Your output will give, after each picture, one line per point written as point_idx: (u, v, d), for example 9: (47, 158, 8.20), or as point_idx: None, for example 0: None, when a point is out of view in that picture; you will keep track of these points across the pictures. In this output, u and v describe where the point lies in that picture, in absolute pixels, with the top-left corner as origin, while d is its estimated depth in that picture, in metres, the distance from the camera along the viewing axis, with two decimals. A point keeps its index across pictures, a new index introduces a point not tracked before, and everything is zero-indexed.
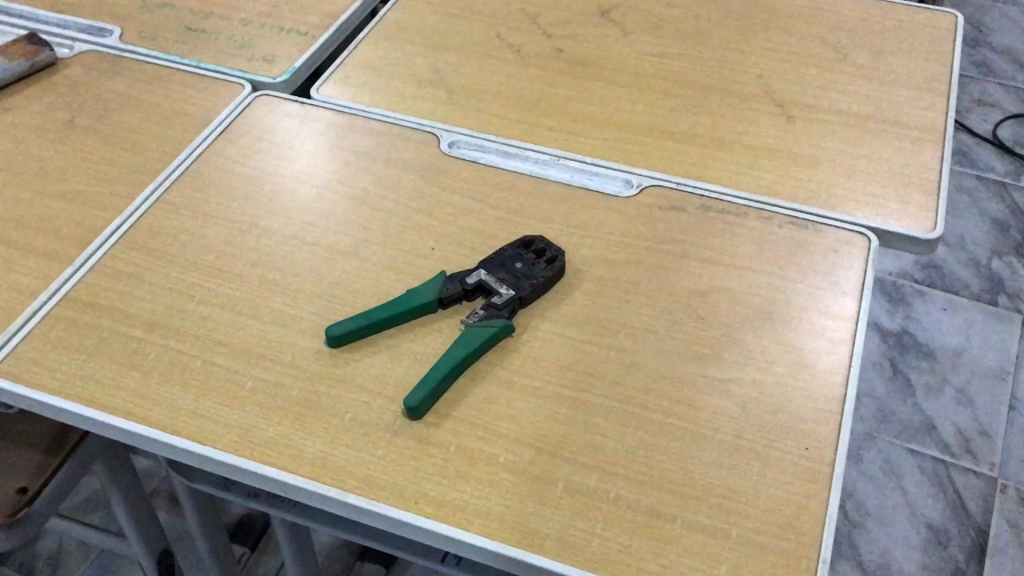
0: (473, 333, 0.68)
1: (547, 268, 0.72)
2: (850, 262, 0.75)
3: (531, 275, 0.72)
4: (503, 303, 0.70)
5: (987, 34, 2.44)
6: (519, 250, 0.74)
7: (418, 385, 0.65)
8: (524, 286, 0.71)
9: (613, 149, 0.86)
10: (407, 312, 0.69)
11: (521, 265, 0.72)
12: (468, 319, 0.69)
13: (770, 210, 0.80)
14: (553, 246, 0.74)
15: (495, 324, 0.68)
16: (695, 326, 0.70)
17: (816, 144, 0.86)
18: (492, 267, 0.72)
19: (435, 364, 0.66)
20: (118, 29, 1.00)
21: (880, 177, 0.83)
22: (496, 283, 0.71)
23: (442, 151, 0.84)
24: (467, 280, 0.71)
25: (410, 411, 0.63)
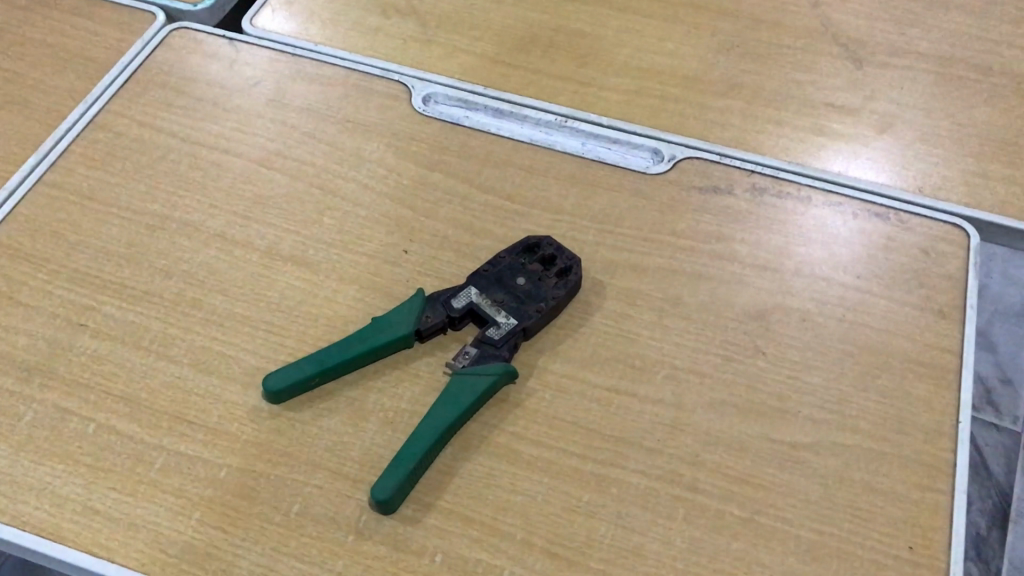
0: (464, 384, 0.51)
1: (559, 285, 0.55)
2: (946, 268, 0.58)
3: (538, 296, 0.54)
4: (502, 338, 0.52)
5: None
6: (521, 258, 0.56)
7: (391, 465, 0.48)
8: (529, 312, 0.53)
9: (634, 106, 0.67)
10: (374, 351, 0.52)
11: (525, 280, 0.55)
12: (457, 361, 0.52)
13: (841, 192, 0.62)
14: (565, 252, 0.56)
15: (493, 370, 0.51)
16: (755, 365, 0.53)
17: (893, 96, 0.68)
18: (487, 285, 0.54)
19: (414, 431, 0.49)
20: None
21: (978, 140, 0.65)
22: (491, 309, 0.53)
23: (416, 110, 0.65)
24: (453, 304, 0.53)
25: (381, 505, 0.47)
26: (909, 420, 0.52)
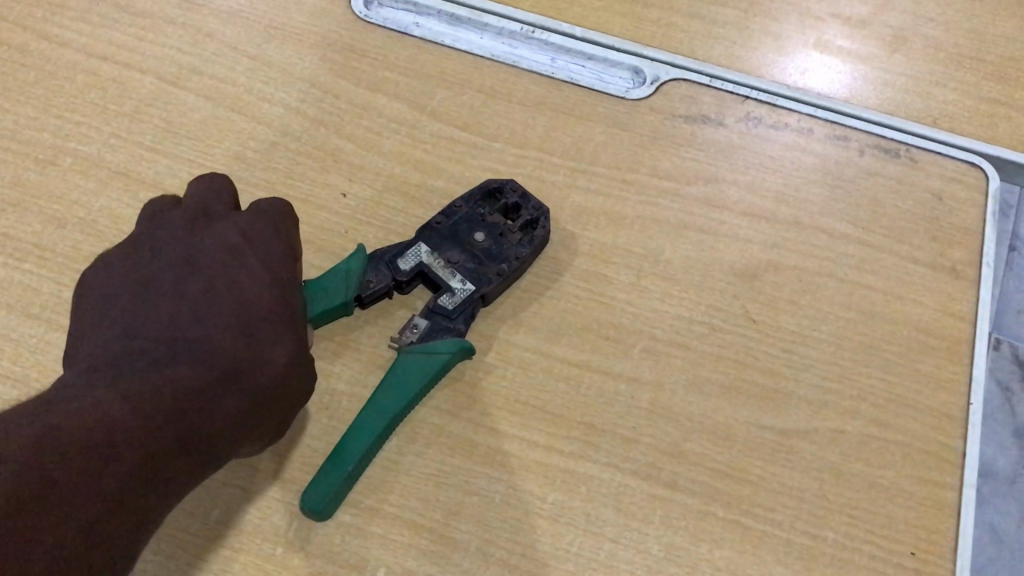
0: (411, 364, 0.43)
1: (524, 243, 0.47)
2: (961, 217, 0.51)
3: (500, 257, 0.47)
4: (457, 308, 0.45)
5: None
6: (480, 209, 0.48)
7: (326, 466, 0.41)
8: (489, 277, 0.46)
9: (612, 13, 0.57)
10: (319, 317, 0.44)
11: (484, 236, 0.47)
12: (403, 335, 0.44)
13: (846, 124, 0.54)
14: (532, 200, 0.48)
15: (446, 348, 0.44)
16: (744, 337, 0.47)
17: (908, 7, 0.59)
18: (441, 242, 0.47)
19: (353, 424, 0.42)
20: None
21: (1000, 63, 0.57)
22: (445, 272, 0.46)
23: (357, 16, 0.55)
24: (399, 265, 0.46)
25: (314, 514, 0.40)
26: (916, 401, 0.46)
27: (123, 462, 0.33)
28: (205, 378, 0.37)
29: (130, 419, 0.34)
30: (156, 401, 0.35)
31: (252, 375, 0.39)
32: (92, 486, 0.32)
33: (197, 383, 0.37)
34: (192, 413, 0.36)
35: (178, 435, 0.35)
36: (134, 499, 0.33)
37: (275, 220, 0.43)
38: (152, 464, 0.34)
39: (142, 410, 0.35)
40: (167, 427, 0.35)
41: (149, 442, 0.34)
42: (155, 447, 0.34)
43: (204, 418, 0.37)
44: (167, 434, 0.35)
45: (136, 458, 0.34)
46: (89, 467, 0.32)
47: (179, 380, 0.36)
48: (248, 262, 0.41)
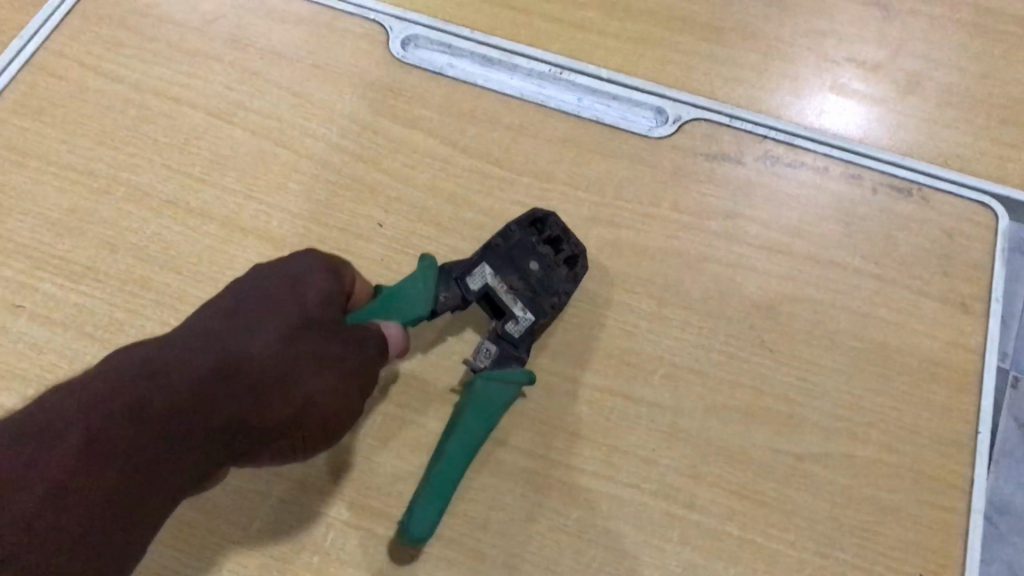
0: (487, 391, 0.45)
1: (571, 274, 0.48)
2: (971, 254, 0.53)
3: (552, 288, 0.47)
4: (521, 338, 0.46)
5: None
6: (532, 233, 0.49)
7: (422, 498, 0.43)
8: (546, 306, 0.47)
9: (636, 56, 0.60)
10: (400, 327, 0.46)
11: (536, 265, 0.48)
12: (477, 360, 0.46)
13: (860, 163, 0.56)
14: (572, 236, 0.49)
15: (516, 377, 0.45)
16: (760, 364, 0.49)
17: (921, 52, 0.61)
18: (501, 264, 0.47)
19: (441, 453, 0.44)
20: None
21: (1010, 108, 0.59)
22: (510, 300, 0.47)
23: (394, 57, 0.58)
24: (468, 286, 0.47)
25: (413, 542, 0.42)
26: (926, 428, 0.48)
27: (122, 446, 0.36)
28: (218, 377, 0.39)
29: (126, 409, 0.36)
30: (155, 386, 0.38)
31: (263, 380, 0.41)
32: (83, 466, 0.35)
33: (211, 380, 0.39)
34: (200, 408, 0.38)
35: (188, 436, 0.38)
36: (128, 481, 0.36)
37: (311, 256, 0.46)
38: (152, 450, 0.37)
39: (140, 399, 0.37)
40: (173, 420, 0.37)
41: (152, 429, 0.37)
42: (152, 431, 0.37)
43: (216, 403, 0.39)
44: (169, 420, 0.37)
45: (131, 447, 0.36)
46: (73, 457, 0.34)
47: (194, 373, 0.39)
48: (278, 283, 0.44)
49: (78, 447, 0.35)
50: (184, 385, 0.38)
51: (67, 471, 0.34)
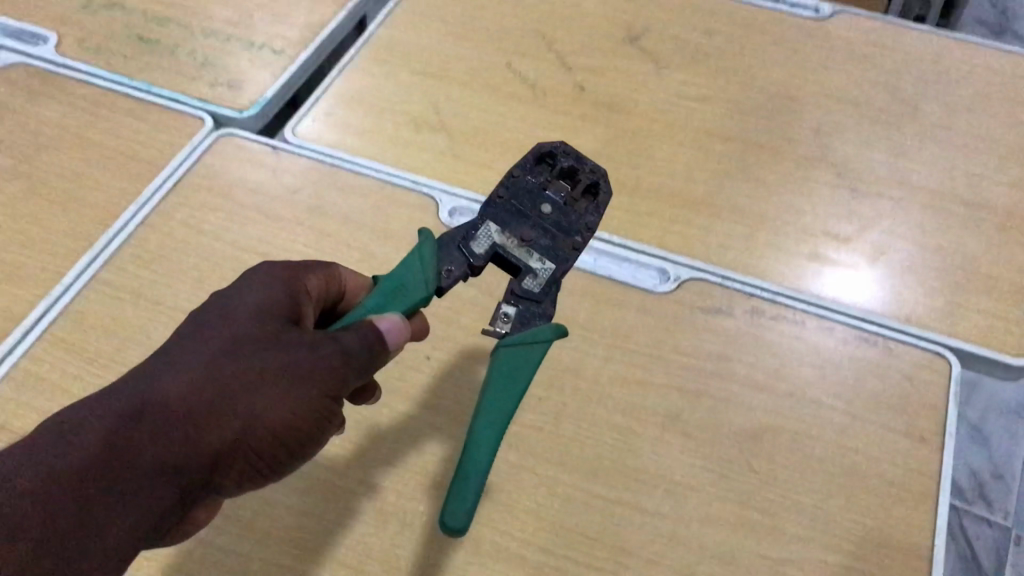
0: (513, 362, 0.50)
1: (588, 211, 0.54)
2: (929, 396, 0.62)
3: (569, 230, 0.54)
4: (543, 287, 0.52)
5: None
6: (536, 180, 0.55)
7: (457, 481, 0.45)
8: (565, 248, 0.53)
9: (644, 226, 0.72)
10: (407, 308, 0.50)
11: (549, 208, 0.54)
12: (498, 326, 0.51)
13: (832, 318, 0.66)
14: (582, 161, 0.55)
15: (543, 337, 0.50)
16: (747, 483, 0.58)
17: (885, 229, 0.72)
18: (507, 222, 0.53)
19: (475, 436, 0.47)
20: (54, 36, 0.82)
21: (962, 274, 0.69)
22: (523, 254, 0.52)
23: (442, 223, 0.70)
24: (473, 254, 0.52)
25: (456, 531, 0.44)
26: (890, 541, 0.56)
27: (81, 471, 0.39)
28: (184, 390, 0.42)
29: (49, 469, 0.39)
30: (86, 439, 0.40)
31: (231, 389, 0.42)
32: (47, 493, 0.39)
33: (179, 393, 0.42)
34: (166, 423, 0.41)
35: (156, 451, 0.41)
36: (90, 503, 0.39)
37: (282, 263, 0.50)
38: (88, 498, 0.39)
39: (65, 457, 0.40)
40: (138, 435, 0.41)
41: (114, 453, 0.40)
42: (86, 482, 0.39)
43: (154, 438, 0.41)
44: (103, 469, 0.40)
45: (61, 499, 0.39)
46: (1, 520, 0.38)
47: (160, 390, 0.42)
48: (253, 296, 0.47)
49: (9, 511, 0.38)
50: (105, 435, 0.40)
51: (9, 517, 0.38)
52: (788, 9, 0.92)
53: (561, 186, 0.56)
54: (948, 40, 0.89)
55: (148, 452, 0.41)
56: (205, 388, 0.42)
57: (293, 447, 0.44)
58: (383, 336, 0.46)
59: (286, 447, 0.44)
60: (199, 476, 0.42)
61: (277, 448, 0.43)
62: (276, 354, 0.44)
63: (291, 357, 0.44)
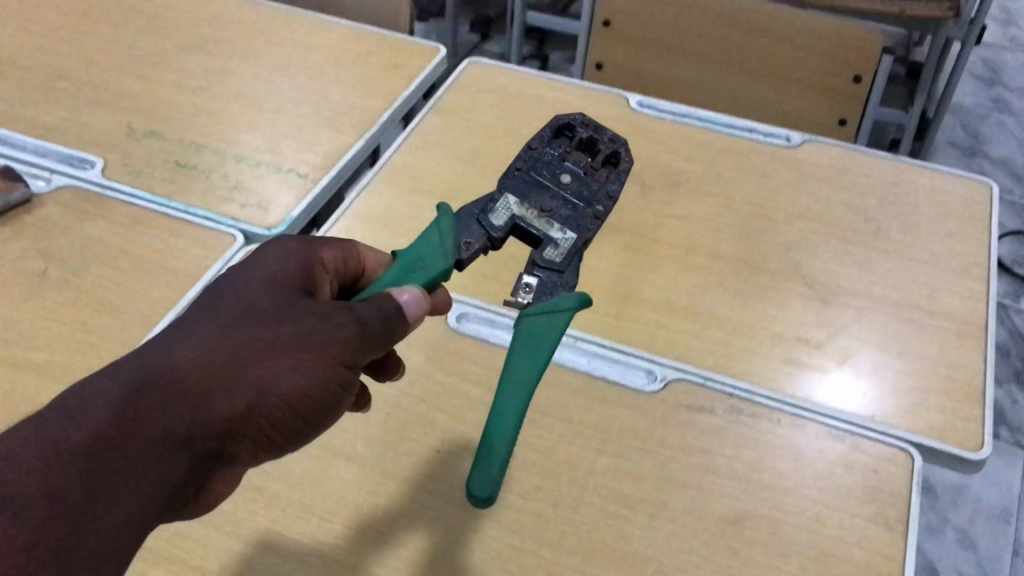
0: (539, 330, 0.59)
1: (604, 181, 0.67)
2: (894, 486, 0.68)
3: (591, 201, 0.65)
4: (568, 251, 0.63)
5: (1004, 111, 2.33)
6: (557, 153, 0.68)
7: (483, 460, 0.56)
8: (586, 218, 0.64)
9: (633, 333, 0.79)
10: (429, 285, 0.60)
11: (569, 180, 0.66)
12: (518, 297, 0.62)
13: (805, 415, 0.73)
14: (602, 133, 0.69)
15: (566, 305, 0.60)
16: (727, 564, 0.63)
17: (852, 335, 0.80)
18: (525, 196, 0.65)
19: (503, 404, 0.58)
20: (101, 161, 0.91)
21: (922, 377, 0.76)
22: (546, 224, 0.63)
23: (449, 326, 0.78)
24: (494, 224, 0.63)
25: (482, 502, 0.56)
26: None
27: (109, 430, 0.44)
28: (203, 360, 0.48)
29: (80, 429, 0.43)
30: (104, 404, 0.45)
31: (247, 356, 0.49)
32: (79, 446, 0.43)
33: (199, 362, 0.48)
34: (187, 388, 0.47)
35: (178, 413, 0.46)
36: (120, 457, 0.44)
37: (302, 237, 0.59)
38: (117, 455, 0.44)
39: (90, 417, 0.44)
40: (161, 398, 0.46)
41: (137, 413, 0.45)
42: (109, 443, 0.44)
43: (172, 403, 0.46)
44: (125, 432, 0.44)
45: (92, 455, 0.43)
46: (31, 476, 0.41)
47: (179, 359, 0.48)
48: (263, 278, 0.54)
49: (38, 472, 0.41)
50: (129, 396, 0.45)
51: (43, 468, 0.42)
52: (762, 138, 1.01)
53: (580, 155, 0.68)
54: (908, 165, 0.98)
55: (166, 415, 0.46)
56: (222, 356, 0.49)
57: (301, 416, 0.51)
58: (403, 307, 0.55)
59: (296, 413, 0.51)
60: (214, 442, 0.48)
61: (286, 413, 0.50)
62: (291, 324, 0.51)
63: (306, 326, 0.51)
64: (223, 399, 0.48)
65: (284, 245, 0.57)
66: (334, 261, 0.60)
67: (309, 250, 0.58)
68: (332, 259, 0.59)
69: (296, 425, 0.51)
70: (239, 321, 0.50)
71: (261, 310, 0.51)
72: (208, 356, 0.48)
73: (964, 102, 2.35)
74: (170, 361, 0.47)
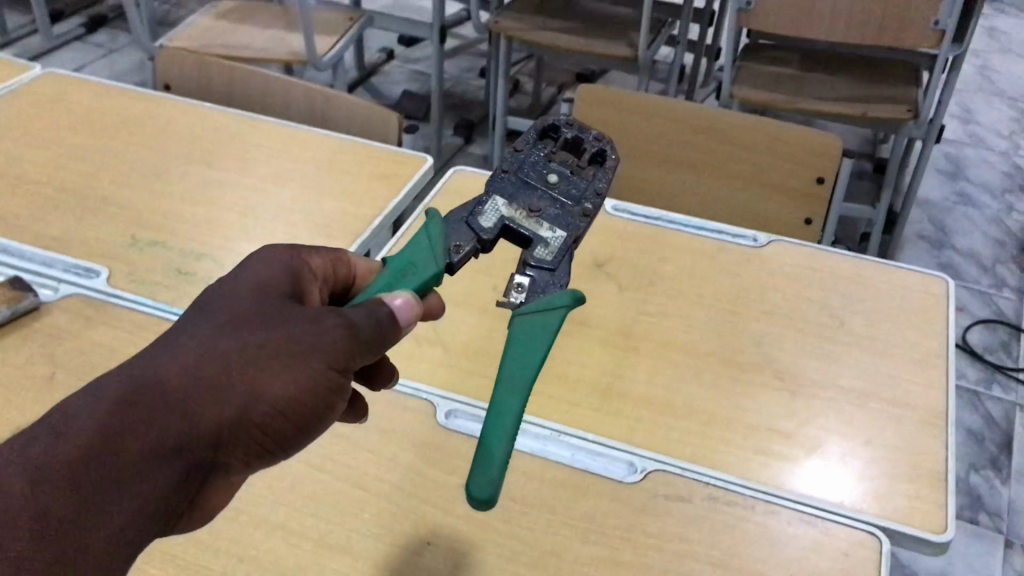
0: (533, 335, 0.61)
1: (590, 179, 0.69)
2: (863, 568, 0.72)
3: (578, 200, 0.67)
4: (558, 248, 0.65)
5: (968, 204, 2.42)
6: (542, 153, 0.70)
7: (482, 458, 0.57)
8: (575, 217, 0.67)
9: (614, 425, 0.83)
10: (421, 288, 0.63)
11: (555, 180, 0.68)
12: (513, 297, 0.64)
13: (777, 501, 0.77)
14: (586, 131, 0.71)
15: (560, 303, 0.62)
16: None
17: (821, 425, 0.84)
18: (512, 198, 0.67)
19: (501, 406, 0.59)
20: (105, 270, 0.96)
21: (887, 463, 0.81)
22: (535, 224, 0.66)
23: (438, 423, 0.82)
24: (484, 227, 0.66)
25: (482, 503, 0.55)
26: None
27: (94, 444, 0.48)
28: (191, 370, 0.51)
29: (68, 444, 0.48)
30: (92, 421, 0.49)
31: (235, 364, 0.52)
32: (66, 461, 0.47)
33: (187, 372, 0.51)
34: (174, 400, 0.50)
35: (166, 425, 0.50)
36: (105, 468, 0.48)
37: (291, 245, 0.63)
38: (104, 467, 0.48)
39: (77, 432, 0.48)
40: (149, 409, 0.50)
41: (124, 426, 0.49)
42: (96, 456, 0.48)
43: (159, 415, 0.50)
44: (110, 446, 0.48)
45: (79, 468, 0.47)
46: (19, 498, 0.45)
47: (166, 371, 0.51)
48: (253, 291, 0.57)
49: (27, 489, 0.46)
50: (116, 410, 0.49)
51: (32, 483, 0.46)
52: (731, 239, 1.07)
53: (566, 155, 0.70)
54: (869, 262, 1.04)
55: (151, 429, 0.50)
56: (210, 365, 0.52)
57: (295, 422, 0.54)
58: (394, 312, 0.57)
59: (289, 419, 0.53)
60: (204, 449, 0.51)
61: (279, 419, 0.53)
62: (279, 333, 0.54)
63: (295, 335, 0.54)
64: (212, 407, 0.51)
65: (277, 254, 0.61)
66: (321, 267, 0.64)
67: (298, 258, 0.62)
68: (319, 263, 0.64)
69: (290, 429, 0.54)
70: (228, 330, 0.54)
71: (250, 320, 0.55)
72: (195, 366, 0.51)
73: (930, 196, 2.44)
74: (157, 373, 0.51)
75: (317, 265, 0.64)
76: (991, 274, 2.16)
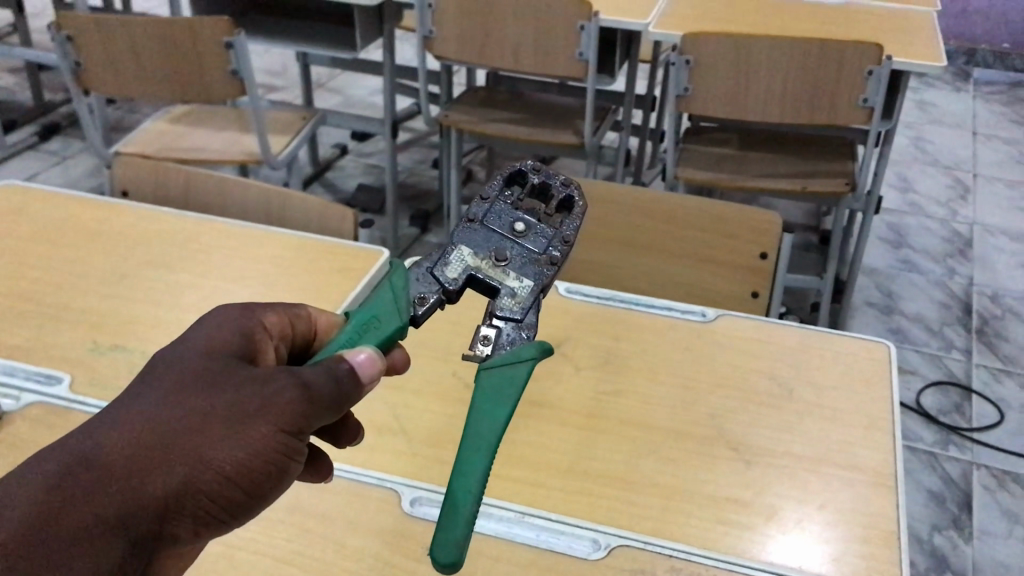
0: (499, 392, 0.63)
1: (559, 227, 0.69)
2: None
3: (546, 249, 0.67)
4: (526, 300, 0.65)
5: (912, 269, 2.50)
6: (509, 203, 0.70)
7: (449, 523, 0.60)
8: (542, 267, 0.67)
9: (577, 503, 0.85)
10: (382, 342, 0.64)
11: (522, 228, 0.68)
12: (478, 349, 0.65)
13: (738, 569, 0.79)
14: (555, 178, 0.70)
15: (526, 356, 0.64)
16: None
17: (777, 491, 0.86)
18: (478, 247, 0.68)
19: (469, 468, 0.61)
20: (67, 376, 0.97)
21: (841, 526, 0.83)
22: (502, 275, 0.66)
23: (404, 512, 0.84)
24: (450, 278, 0.66)
25: (448, 566, 0.59)
26: None
27: (40, 516, 0.48)
28: (137, 441, 0.52)
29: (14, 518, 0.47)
30: (38, 494, 0.49)
31: (182, 433, 0.53)
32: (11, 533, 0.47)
33: (133, 443, 0.52)
34: (120, 471, 0.51)
35: (111, 495, 0.50)
36: (53, 540, 0.48)
37: (246, 306, 0.66)
38: (51, 538, 0.48)
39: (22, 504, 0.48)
40: (95, 481, 0.50)
41: (70, 498, 0.49)
42: (42, 528, 0.48)
43: (105, 486, 0.50)
44: (57, 518, 0.48)
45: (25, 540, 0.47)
46: None
47: (111, 443, 0.52)
48: (200, 358, 0.59)
49: None
50: (62, 483, 0.50)
51: None
52: (680, 315, 1.11)
53: (533, 203, 0.71)
54: (815, 331, 1.08)
55: (98, 500, 0.50)
56: (157, 435, 0.53)
57: (245, 488, 0.55)
58: (353, 369, 0.58)
59: (239, 486, 0.54)
60: (154, 517, 0.52)
61: (228, 486, 0.54)
62: (227, 399, 0.55)
63: (242, 402, 0.55)
64: (159, 476, 0.52)
65: (230, 317, 0.63)
66: (277, 325, 0.66)
67: (253, 318, 0.64)
68: (275, 320, 0.66)
69: (240, 497, 0.55)
70: (175, 399, 0.55)
71: (196, 390, 0.56)
72: (142, 437, 0.53)
73: (876, 264, 2.52)
74: (102, 445, 0.52)
75: (275, 323, 0.66)
76: (939, 336, 2.23)
